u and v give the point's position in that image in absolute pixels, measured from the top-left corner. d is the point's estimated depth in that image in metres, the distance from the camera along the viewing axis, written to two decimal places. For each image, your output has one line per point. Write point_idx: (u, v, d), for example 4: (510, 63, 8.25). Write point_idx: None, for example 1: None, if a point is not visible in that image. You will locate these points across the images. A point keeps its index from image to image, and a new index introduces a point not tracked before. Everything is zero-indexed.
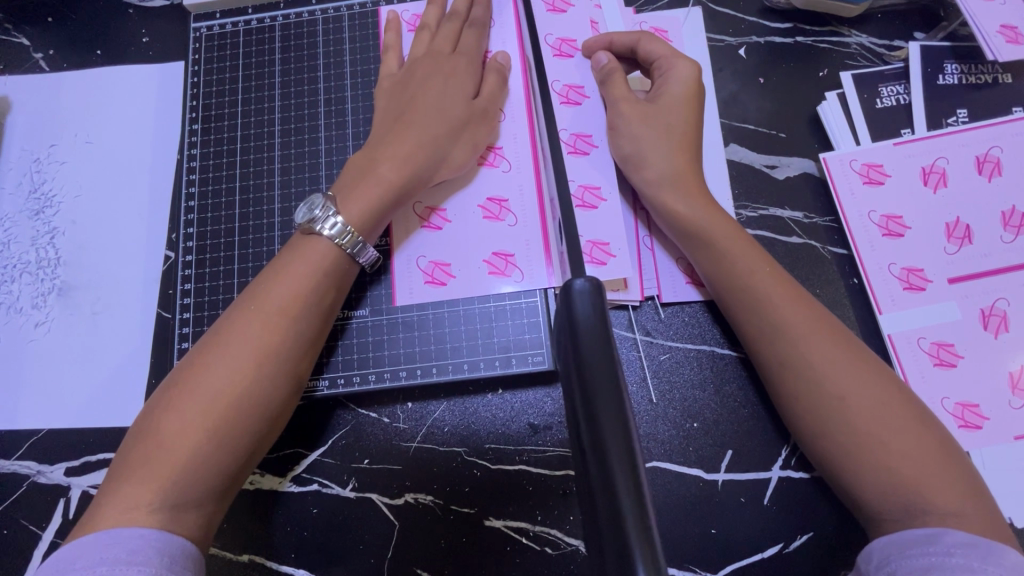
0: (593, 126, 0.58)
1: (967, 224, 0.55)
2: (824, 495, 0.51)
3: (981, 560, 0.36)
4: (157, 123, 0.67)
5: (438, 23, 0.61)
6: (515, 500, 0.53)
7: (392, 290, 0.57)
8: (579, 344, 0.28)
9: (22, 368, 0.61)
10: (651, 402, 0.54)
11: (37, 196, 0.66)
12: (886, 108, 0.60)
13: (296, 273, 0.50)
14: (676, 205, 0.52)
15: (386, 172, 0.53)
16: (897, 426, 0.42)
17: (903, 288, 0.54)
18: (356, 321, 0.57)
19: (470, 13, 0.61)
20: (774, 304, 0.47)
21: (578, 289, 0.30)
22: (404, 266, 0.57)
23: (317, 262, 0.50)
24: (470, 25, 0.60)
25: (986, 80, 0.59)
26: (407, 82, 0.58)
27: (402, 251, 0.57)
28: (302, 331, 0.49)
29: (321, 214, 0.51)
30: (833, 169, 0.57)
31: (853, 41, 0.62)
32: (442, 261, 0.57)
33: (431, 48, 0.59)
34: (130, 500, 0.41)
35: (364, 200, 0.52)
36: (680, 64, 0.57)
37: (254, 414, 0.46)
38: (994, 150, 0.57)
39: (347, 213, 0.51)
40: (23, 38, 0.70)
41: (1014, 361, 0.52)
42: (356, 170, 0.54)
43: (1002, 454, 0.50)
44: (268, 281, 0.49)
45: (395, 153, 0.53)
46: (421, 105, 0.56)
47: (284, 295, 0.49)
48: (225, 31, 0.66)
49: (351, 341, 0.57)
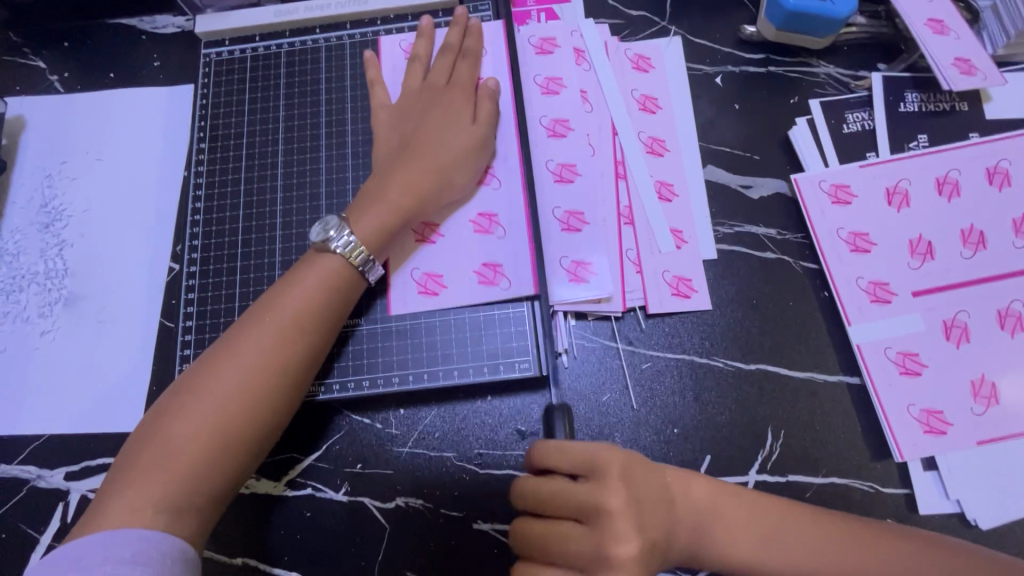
0: (578, 155, 0.63)
1: (929, 240, 0.59)
2: (799, 497, 0.54)
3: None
4: (165, 140, 0.71)
5: (428, 56, 0.65)
6: (502, 504, 0.55)
7: (387, 300, 0.59)
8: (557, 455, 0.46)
9: (27, 374, 0.63)
10: (633, 408, 0.57)
11: (48, 210, 0.69)
12: (852, 133, 0.64)
13: (307, 287, 0.52)
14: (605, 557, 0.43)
15: (393, 196, 0.56)
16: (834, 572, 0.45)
17: (870, 301, 0.58)
18: (365, 328, 0.59)
19: (464, 43, 0.65)
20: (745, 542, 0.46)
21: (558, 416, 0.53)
22: (398, 277, 0.60)
23: (327, 278, 0.53)
24: (463, 57, 0.64)
25: (944, 108, 0.64)
26: (408, 112, 0.62)
27: (396, 261, 0.60)
28: (311, 345, 0.51)
29: (335, 234, 0.54)
30: (803, 188, 0.61)
31: (821, 71, 0.66)
32: (435, 273, 0.60)
33: (427, 81, 0.63)
34: (137, 500, 0.43)
35: (375, 220, 0.55)
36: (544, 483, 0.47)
37: (260, 422, 0.48)
38: (953, 172, 0.61)
39: (361, 232, 0.55)
40: (40, 61, 0.74)
41: (974, 370, 0.55)
42: (366, 191, 0.57)
43: (963, 458, 0.53)
44: (282, 292, 0.52)
45: (402, 178, 0.57)
46: (428, 134, 0.59)
47: (295, 309, 0.51)
48: (233, 57, 0.70)
49: (348, 351, 0.58)
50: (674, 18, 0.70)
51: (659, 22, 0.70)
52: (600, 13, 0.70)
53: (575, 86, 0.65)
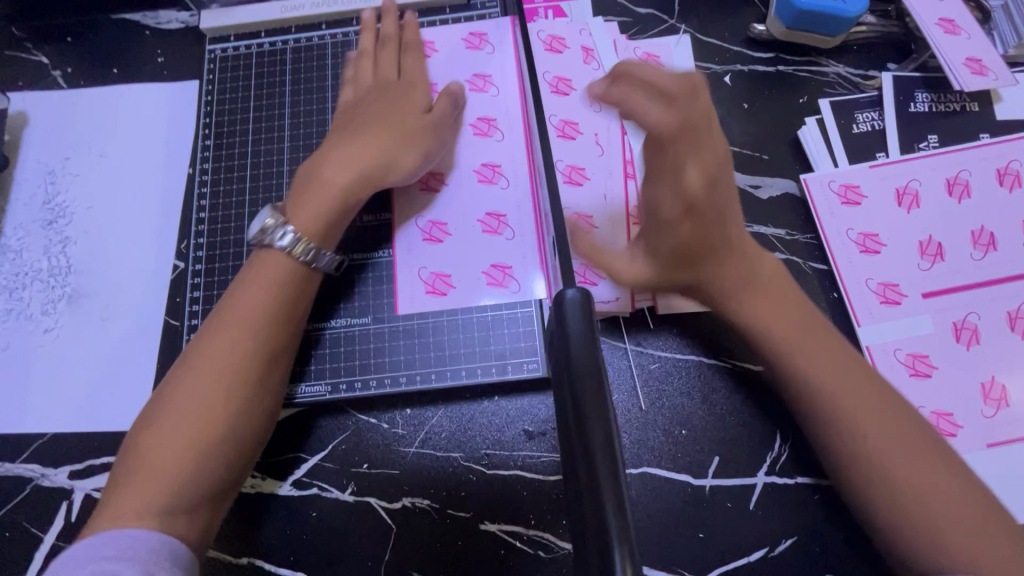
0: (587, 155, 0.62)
1: (939, 241, 0.58)
2: (809, 499, 0.53)
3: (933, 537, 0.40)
4: (169, 137, 0.70)
5: (374, 49, 0.64)
6: (510, 505, 0.54)
7: (395, 300, 0.59)
8: (573, 359, 0.31)
9: (29, 371, 0.62)
10: (641, 409, 0.56)
11: (51, 206, 0.68)
12: (863, 133, 0.63)
13: (267, 281, 0.51)
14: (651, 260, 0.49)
15: (338, 185, 0.55)
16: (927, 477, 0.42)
17: (879, 302, 0.57)
18: (330, 331, 0.59)
19: (401, 36, 0.64)
20: (799, 358, 0.46)
21: (570, 299, 0.33)
22: (406, 276, 0.59)
23: (276, 269, 0.52)
24: (406, 49, 0.63)
25: (955, 109, 0.63)
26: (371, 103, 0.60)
27: (405, 262, 0.60)
28: (278, 337, 0.51)
29: (269, 226, 0.52)
30: (813, 188, 0.61)
31: (831, 71, 0.66)
32: (442, 272, 0.59)
33: (376, 74, 0.62)
34: (122, 509, 0.43)
35: (315, 211, 0.54)
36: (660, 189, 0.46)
37: (237, 419, 0.47)
38: (965, 173, 0.60)
39: (299, 222, 0.53)
40: (43, 56, 0.73)
41: (984, 372, 0.55)
42: (300, 185, 0.56)
43: (975, 461, 0.53)
44: (236, 292, 0.51)
45: (344, 164, 0.55)
46: (385, 118, 0.57)
47: (257, 302, 0.50)
48: (239, 53, 0.69)
49: (327, 350, 0.58)
50: (683, 16, 0.69)
51: (668, 20, 0.69)
52: (609, 11, 0.70)
53: (579, 87, 0.64)
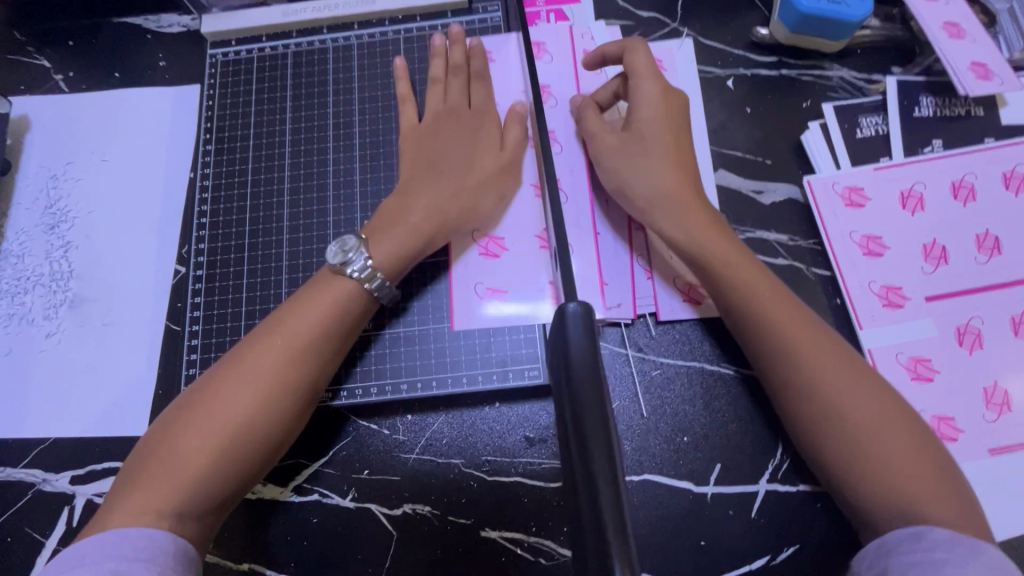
0: (579, 163, 0.62)
1: (943, 245, 0.58)
2: (810, 506, 0.53)
3: (963, 556, 0.39)
4: (171, 141, 0.70)
5: (445, 75, 0.63)
6: (510, 512, 0.54)
7: (450, 314, 0.59)
8: (573, 374, 0.31)
9: (31, 376, 0.62)
10: (643, 416, 0.56)
11: (53, 211, 0.68)
12: (866, 137, 0.63)
13: (317, 307, 0.51)
14: (609, 153, 0.58)
15: (414, 221, 0.55)
16: (902, 453, 0.45)
17: (882, 306, 0.57)
18: (389, 332, 0.59)
19: (470, 64, 0.63)
20: (773, 315, 0.50)
21: (572, 312, 0.32)
22: (463, 291, 0.59)
23: (338, 295, 0.52)
24: (476, 78, 0.63)
25: (959, 113, 0.63)
26: (433, 132, 0.60)
27: (462, 276, 0.59)
28: (318, 365, 0.50)
29: (353, 256, 0.52)
30: (816, 191, 0.60)
31: (834, 75, 0.66)
32: (498, 287, 0.58)
33: (451, 99, 0.62)
34: (139, 506, 0.43)
35: (392, 244, 0.54)
36: (645, 84, 0.57)
37: (268, 440, 0.48)
38: (968, 176, 0.60)
39: (378, 257, 0.53)
40: (44, 60, 0.73)
41: (988, 377, 0.54)
42: (384, 212, 0.56)
43: (979, 467, 0.52)
44: (292, 309, 0.51)
45: (425, 202, 0.56)
46: (459, 152, 0.58)
47: (303, 328, 0.50)
48: (240, 58, 0.69)
49: (374, 353, 0.58)
50: (685, 19, 0.69)
51: (670, 23, 0.69)
52: (611, 14, 0.69)
53: (568, 96, 0.64)
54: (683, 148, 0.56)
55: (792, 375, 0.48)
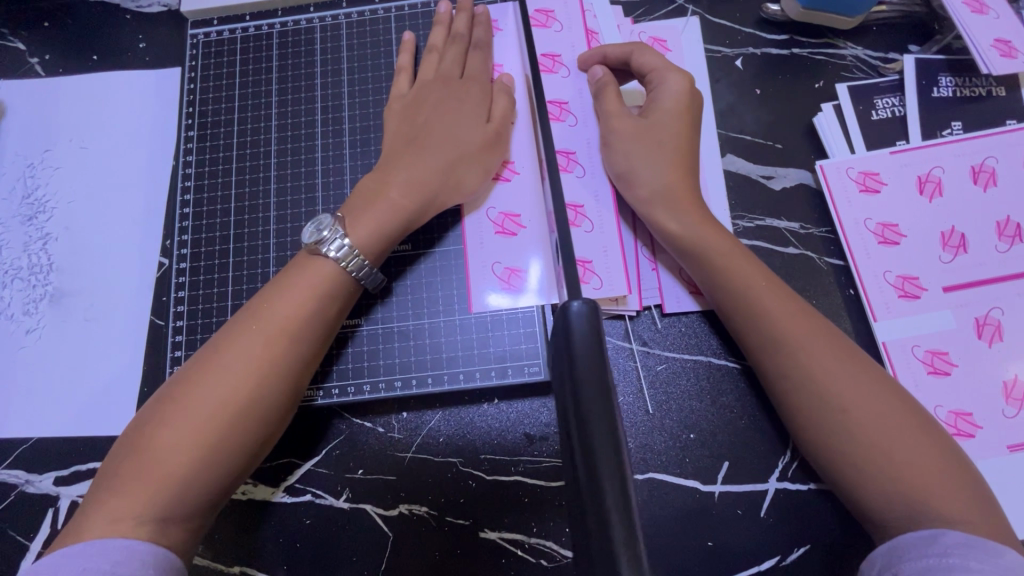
0: (576, 142, 0.58)
1: (962, 233, 0.55)
2: (821, 505, 0.51)
3: (978, 559, 0.37)
4: (152, 127, 0.67)
5: (444, 45, 0.60)
6: (510, 511, 0.52)
7: (467, 298, 0.56)
8: (577, 376, 0.28)
9: (11, 374, 0.60)
10: (647, 412, 0.54)
11: (31, 201, 0.65)
12: (882, 120, 0.60)
13: (301, 291, 0.48)
14: (623, 136, 0.54)
15: (396, 197, 0.52)
16: (912, 451, 0.42)
17: (898, 297, 0.54)
18: (366, 329, 0.56)
19: (465, 40, 0.60)
20: (775, 307, 0.48)
21: (576, 312, 0.30)
22: (480, 272, 0.56)
23: (319, 281, 0.49)
24: (475, 48, 0.60)
25: (980, 94, 0.60)
26: (420, 106, 0.56)
27: (478, 257, 0.56)
28: (303, 352, 0.48)
29: (328, 234, 0.49)
30: (829, 176, 0.58)
31: (848, 54, 0.62)
32: (517, 267, 0.55)
33: (441, 73, 0.58)
34: (118, 512, 0.41)
35: (373, 224, 0.51)
36: (672, 77, 0.55)
37: (252, 436, 0.45)
38: (989, 160, 0.57)
39: (357, 236, 0.50)
40: (19, 42, 0.69)
41: (1008, 370, 0.52)
42: (364, 189, 0.53)
43: (998, 465, 0.50)
44: (271, 297, 0.48)
45: (406, 176, 0.53)
46: (443, 128, 0.55)
47: (287, 313, 0.48)
48: (222, 38, 0.66)
49: (361, 348, 0.56)
50: None
51: None
52: None
53: (567, 72, 0.60)
54: (694, 146, 0.55)
55: (790, 371, 0.46)
